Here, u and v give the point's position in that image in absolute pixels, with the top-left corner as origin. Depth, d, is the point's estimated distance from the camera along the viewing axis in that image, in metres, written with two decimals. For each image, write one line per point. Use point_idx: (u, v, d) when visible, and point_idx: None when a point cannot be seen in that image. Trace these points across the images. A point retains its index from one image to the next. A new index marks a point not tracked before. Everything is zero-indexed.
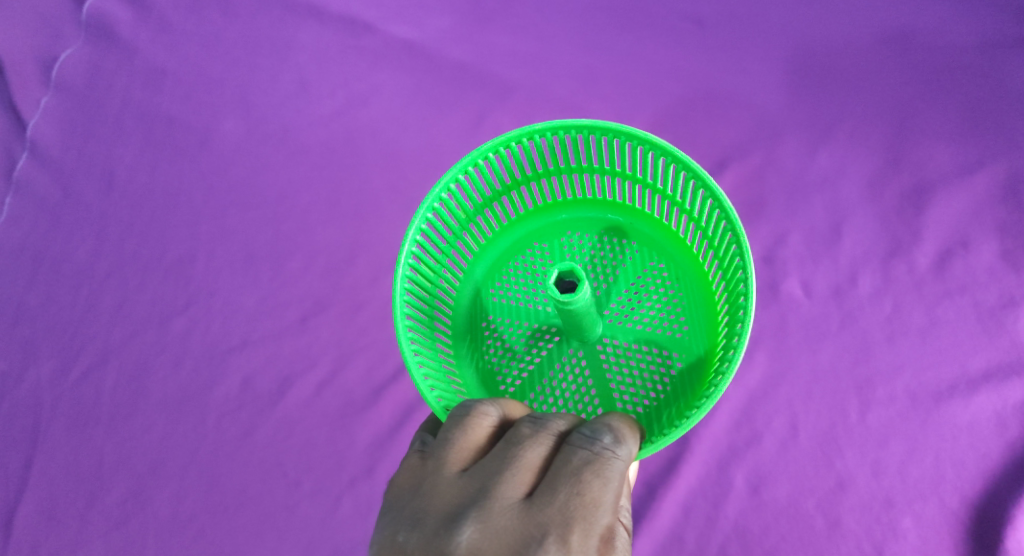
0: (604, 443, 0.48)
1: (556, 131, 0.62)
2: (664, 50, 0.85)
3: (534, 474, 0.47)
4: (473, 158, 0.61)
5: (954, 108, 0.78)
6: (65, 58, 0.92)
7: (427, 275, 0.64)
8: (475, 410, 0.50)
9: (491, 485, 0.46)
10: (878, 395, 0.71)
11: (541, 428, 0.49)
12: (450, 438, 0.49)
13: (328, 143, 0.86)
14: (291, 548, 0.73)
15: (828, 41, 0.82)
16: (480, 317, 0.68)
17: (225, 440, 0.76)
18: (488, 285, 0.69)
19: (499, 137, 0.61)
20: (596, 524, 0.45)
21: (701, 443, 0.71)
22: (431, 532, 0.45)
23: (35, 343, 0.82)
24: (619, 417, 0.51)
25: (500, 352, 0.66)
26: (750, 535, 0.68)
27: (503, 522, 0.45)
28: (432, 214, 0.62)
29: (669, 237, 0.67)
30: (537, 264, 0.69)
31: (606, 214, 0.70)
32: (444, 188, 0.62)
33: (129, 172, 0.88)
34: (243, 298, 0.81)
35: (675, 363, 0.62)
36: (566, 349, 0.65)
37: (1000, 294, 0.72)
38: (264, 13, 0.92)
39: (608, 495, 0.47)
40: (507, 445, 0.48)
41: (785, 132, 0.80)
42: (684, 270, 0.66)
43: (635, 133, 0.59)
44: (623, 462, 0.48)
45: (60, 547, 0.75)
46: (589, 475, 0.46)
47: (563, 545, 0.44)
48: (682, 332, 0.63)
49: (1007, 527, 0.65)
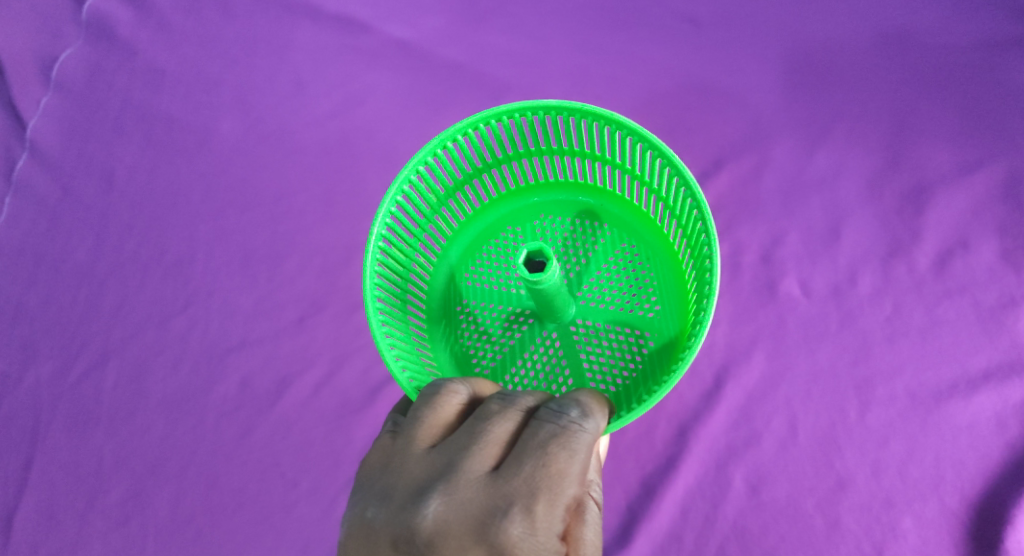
0: (571, 416, 0.47)
1: (524, 112, 0.61)
2: (660, 50, 0.84)
3: (502, 448, 0.47)
4: (440, 140, 0.60)
5: (953, 106, 0.78)
6: (64, 58, 0.92)
7: (399, 260, 0.63)
8: (444, 387, 0.50)
9: (458, 460, 0.46)
10: (878, 395, 0.70)
11: (509, 404, 0.48)
12: (419, 416, 0.49)
13: (326, 143, 0.86)
14: (290, 547, 0.73)
15: (826, 40, 0.82)
16: (455, 301, 0.68)
17: (224, 440, 0.76)
18: (462, 269, 0.69)
19: (466, 120, 0.60)
20: (562, 495, 0.45)
21: (698, 442, 0.71)
22: (399, 507, 0.45)
23: (34, 344, 0.82)
24: (589, 392, 0.50)
25: (474, 335, 0.66)
26: (749, 535, 0.68)
27: (468, 495, 0.45)
28: (401, 197, 0.62)
29: (640, 219, 0.67)
30: (511, 247, 0.69)
31: (579, 196, 0.69)
32: (412, 170, 0.61)
33: (128, 173, 0.88)
34: (242, 298, 0.81)
35: (647, 343, 0.62)
36: (540, 330, 0.65)
37: (1001, 293, 0.72)
38: (262, 13, 0.92)
39: (575, 467, 0.46)
40: (475, 420, 0.48)
41: (783, 130, 0.80)
42: (656, 251, 0.66)
43: (603, 113, 0.58)
44: (590, 435, 0.47)
45: (60, 547, 0.75)
46: (555, 447, 0.46)
47: (527, 515, 0.44)
48: (653, 312, 0.64)
49: (1007, 527, 0.65)
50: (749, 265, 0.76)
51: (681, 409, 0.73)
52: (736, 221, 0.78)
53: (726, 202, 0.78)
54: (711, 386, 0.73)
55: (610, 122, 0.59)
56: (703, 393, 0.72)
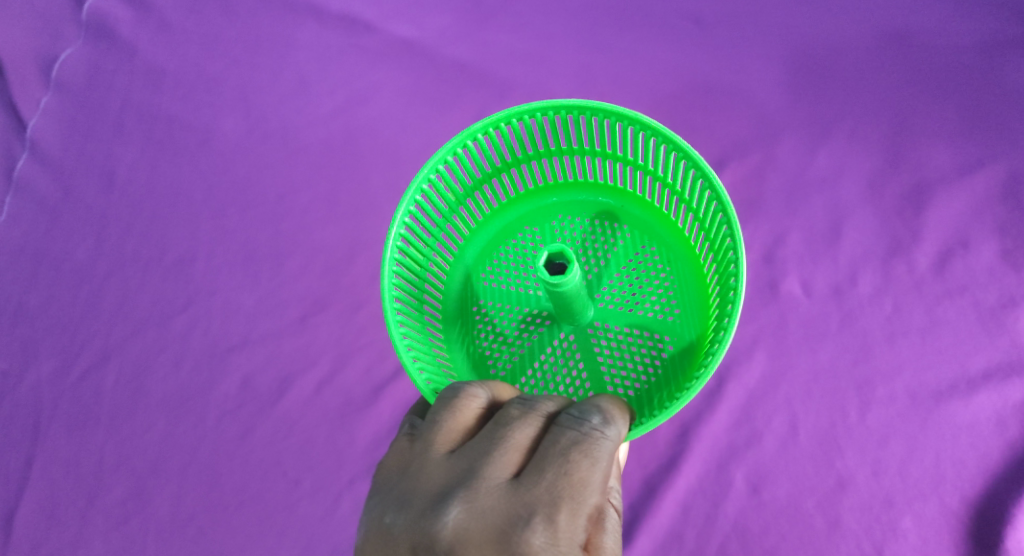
0: (593, 423, 0.48)
1: (546, 112, 0.61)
2: (664, 49, 0.84)
3: (522, 455, 0.47)
4: (461, 139, 0.60)
5: (954, 106, 0.78)
6: (65, 57, 0.92)
7: (416, 259, 0.63)
8: (464, 392, 0.50)
9: (478, 466, 0.46)
10: (878, 395, 0.71)
11: (530, 409, 0.49)
12: (438, 420, 0.49)
13: (327, 142, 0.86)
14: (291, 547, 0.73)
15: (828, 40, 0.82)
16: (471, 301, 0.68)
17: (225, 439, 0.76)
18: (478, 269, 0.69)
19: (486, 119, 0.60)
20: (584, 504, 0.45)
21: (700, 442, 0.71)
22: (418, 514, 0.45)
23: (35, 343, 0.82)
24: (608, 399, 0.51)
25: (491, 336, 0.66)
26: (750, 535, 0.68)
27: (490, 503, 0.45)
28: (420, 196, 0.62)
29: (660, 221, 0.67)
30: (528, 247, 0.69)
31: (598, 197, 0.70)
32: (432, 169, 0.61)
33: (129, 172, 0.88)
34: (242, 297, 0.81)
35: (666, 347, 0.63)
36: (557, 333, 0.65)
37: (1001, 293, 0.72)
38: (264, 12, 0.92)
39: (597, 475, 0.46)
40: (496, 426, 0.48)
41: (785, 130, 0.80)
42: (676, 254, 0.66)
43: (627, 113, 0.58)
44: (612, 442, 0.48)
45: (60, 547, 0.75)
46: (577, 455, 0.46)
47: (550, 525, 0.44)
48: (672, 315, 0.64)
49: (1006, 527, 0.65)
50: (751, 265, 0.76)
51: (683, 409, 0.73)
52: (738, 222, 0.78)
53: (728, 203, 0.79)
54: (714, 386, 0.73)
55: (632, 122, 0.59)
56: (706, 392, 0.73)
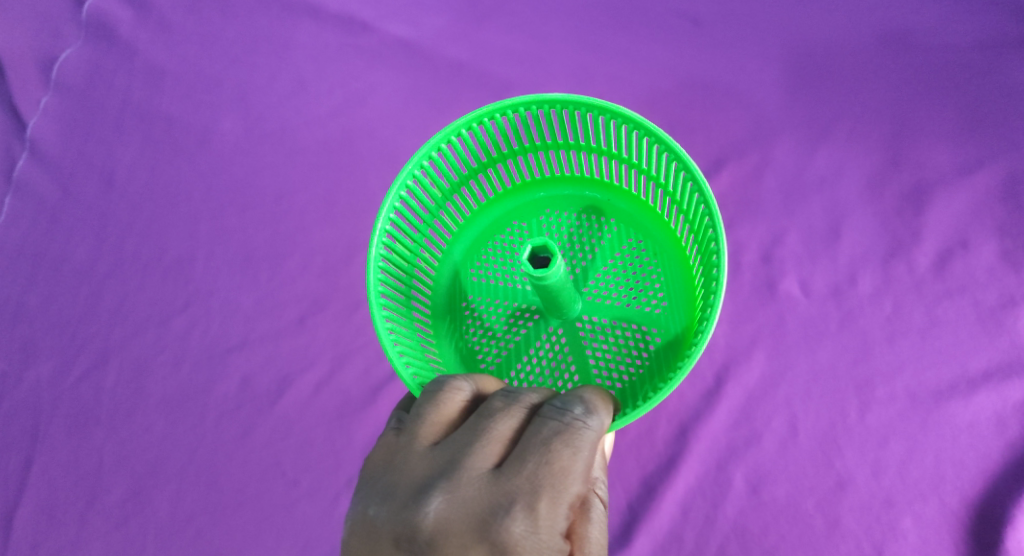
0: (575, 414, 0.48)
1: (529, 106, 0.61)
2: (662, 49, 0.84)
3: (505, 445, 0.47)
4: (445, 134, 0.60)
5: (953, 105, 0.78)
6: (65, 58, 0.92)
7: (403, 255, 0.63)
8: (448, 385, 0.50)
9: (460, 457, 0.46)
10: (878, 395, 0.70)
11: (513, 401, 0.49)
12: (421, 413, 0.49)
13: (326, 142, 0.86)
14: (290, 547, 0.73)
15: (827, 39, 0.82)
16: (459, 297, 0.68)
17: (224, 440, 0.76)
18: (467, 265, 0.69)
19: (470, 114, 0.60)
20: (566, 493, 0.46)
21: (699, 442, 0.71)
22: (401, 505, 0.46)
23: (34, 343, 0.82)
24: (593, 389, 0.51)
25: (479, 332, 0.66)
26: (749, 535, 0.68)
27: (471, 493, 0.45)
28: (405, 192, 0.62)
29: (647, 214, 0.67)
30: (516, 242, 0.69)
31: (586, 191, 0.69)
32: (417, 164, 0.61)
33: (128, 172, 0.88)
34: (241, 298, 0.81)
35: (654, 340, 0.62)
36: (545, 327, 0.65)
37: (1001, 293, 0.72)
38: (262, 12, 0.92)
39: (579, 464, 0.46)
40: (479, 417, 0.48)
41: (783, 130, 0.80)
42: (663, 246, 0.66)
43: (609, 106, 0.58)
44: (595, 432, 0.48)
45: (59, 547, 0.75)
46: (558, 445, 0.46)
47: (530, 513, 0.44)
48: (660, 308, 0.63)
49: (1007, 527, 0.65)
50: (749, 265, 0.76)
51: (681, 410, 0.73)
52: (736, 222, 0.78)
53: (726, 202, 0.78)
54: (711, 386, 0.73)
55: (615, 115, 0.59)
56: (704, 393, 0.73)
